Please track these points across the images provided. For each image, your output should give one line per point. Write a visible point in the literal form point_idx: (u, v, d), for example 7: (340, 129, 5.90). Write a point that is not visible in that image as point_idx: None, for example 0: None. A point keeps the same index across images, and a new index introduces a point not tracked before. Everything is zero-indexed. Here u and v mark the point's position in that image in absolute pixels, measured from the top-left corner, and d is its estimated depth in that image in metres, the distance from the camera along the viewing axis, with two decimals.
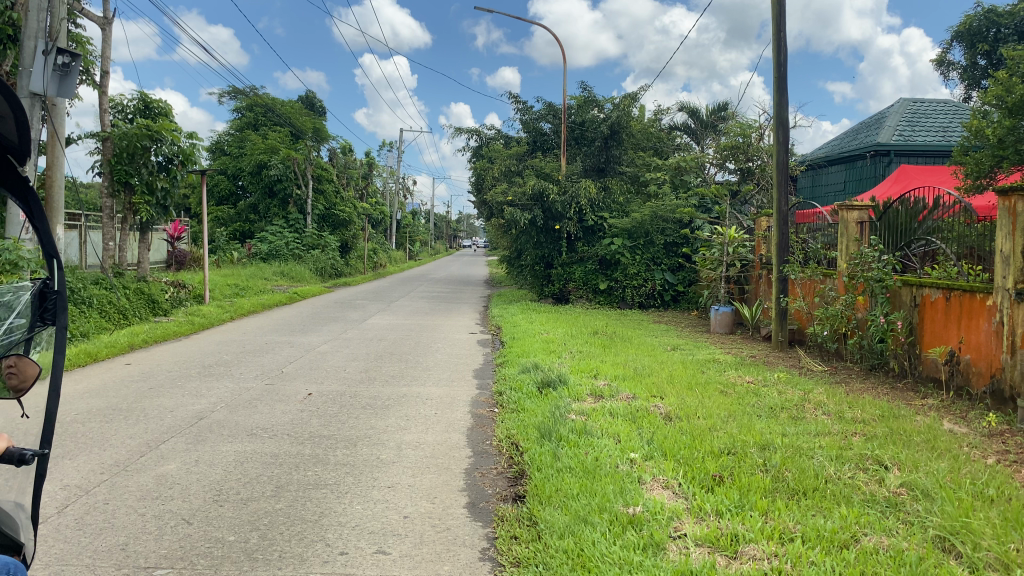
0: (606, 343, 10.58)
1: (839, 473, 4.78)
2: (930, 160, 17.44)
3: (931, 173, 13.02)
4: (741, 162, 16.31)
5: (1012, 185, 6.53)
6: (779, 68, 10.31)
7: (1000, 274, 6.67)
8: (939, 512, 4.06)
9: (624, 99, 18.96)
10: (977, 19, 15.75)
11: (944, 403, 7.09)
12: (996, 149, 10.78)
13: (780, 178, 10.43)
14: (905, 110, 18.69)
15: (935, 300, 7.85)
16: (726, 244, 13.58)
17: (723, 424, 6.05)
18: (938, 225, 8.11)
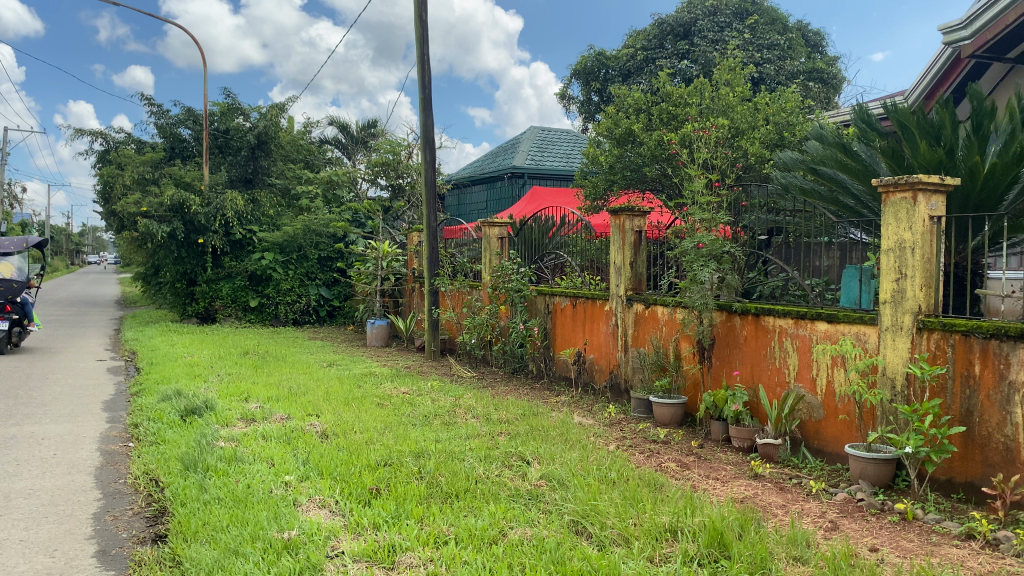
0: (258, 363, 10.11)
1: (487, 473, 5.03)
2: (556, 183, 19.39)
3: (557, 195, 14.44)
4: (392, 178, 16.77)
5: (621, 206, 7.39)
6: (424, 89, 10.71)
7: (614, 283, 7.57)
8: (572, 498, 4.45)
9: (272, 109, 18.45)
10: (590, 59, 17.72)
11: (574, 398, 7.86)
12: (608, 174, 12.12)
13: (428, 195, 10.80)
14: (536, 137, 20.59)
15: (563, 307, 8.70)
16: (380, 259, 13.72)
17: (379, 436, 6.08)
18: (566, 240, 8.93)
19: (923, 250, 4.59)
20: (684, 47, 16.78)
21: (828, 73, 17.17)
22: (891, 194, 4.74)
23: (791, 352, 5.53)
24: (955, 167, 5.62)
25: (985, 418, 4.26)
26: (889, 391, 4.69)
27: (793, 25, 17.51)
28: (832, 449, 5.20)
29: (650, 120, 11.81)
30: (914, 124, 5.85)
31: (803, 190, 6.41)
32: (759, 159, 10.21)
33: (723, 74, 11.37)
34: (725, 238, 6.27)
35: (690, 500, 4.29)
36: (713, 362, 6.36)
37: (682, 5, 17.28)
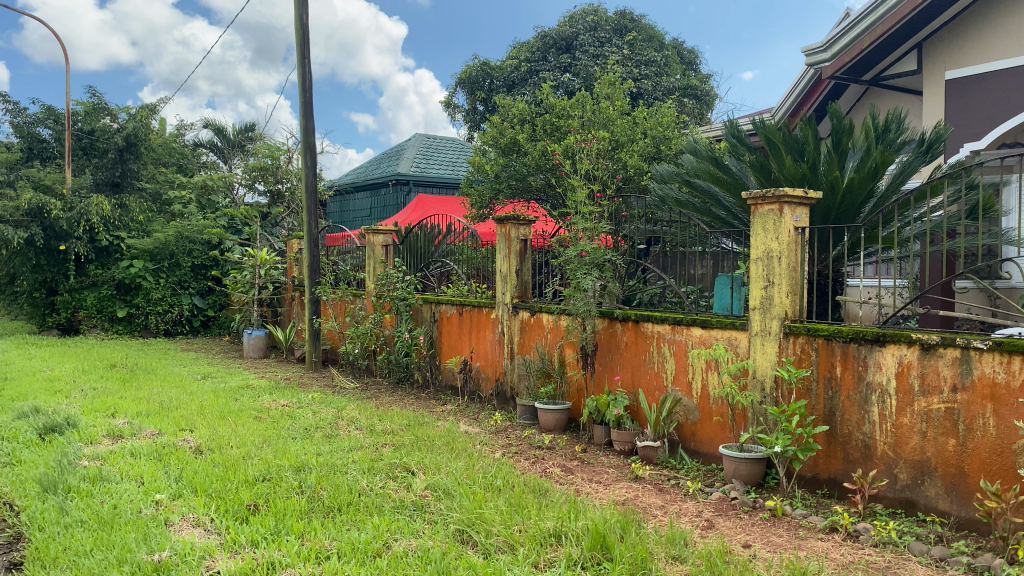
0: (125, 376, 9.58)
1: (370, 485, 4.94)
2: (441, 191, 19.37)
3: (442, 203, 14.40)
4: (270, 184, 16.30)
5: (506, 214, 7.45)
6: (305, 93, 10.47)
7: (500, 291, 7.62)
8: (457, 507, 4.43)
9: (141, 110, 17.58)
10: (475, 69, 17.79)
11: (460, 407, 7.85)
12: (493, 183, 12.16)
13: (309, 202, 10.55)
14: (420, 145, 20.52)
15: (450, 315, 8.69)
16: (258, 267, 13.27)
17: (257, 451, 5.87)
18: (452, 248, 8.92)
19: (789, 259, 4.84)
20: (566, 60, 17.13)
21: (702, 90, 17.92)
22: (760, 206, 4.98)
23: (669, 356, 5.72)
24: (817, 181, 5.97)
25: (845, 418, 4.54)
26: (760, 393, 4.93)
27: (670, 43, 18.19)
28: (707, 450, 5.40)
29: (534, 131, 11.97)
30: (781, 140, 6.17)
31: (678, 202, 6.65)
32: (638, 171, 10.52)
33: (603, 87, 11.65)
34: (605, 247, 6.42)
35: (573, 505, 4.36)
36: (595, 368, 6.50)
37: (564, 19, 17.65)
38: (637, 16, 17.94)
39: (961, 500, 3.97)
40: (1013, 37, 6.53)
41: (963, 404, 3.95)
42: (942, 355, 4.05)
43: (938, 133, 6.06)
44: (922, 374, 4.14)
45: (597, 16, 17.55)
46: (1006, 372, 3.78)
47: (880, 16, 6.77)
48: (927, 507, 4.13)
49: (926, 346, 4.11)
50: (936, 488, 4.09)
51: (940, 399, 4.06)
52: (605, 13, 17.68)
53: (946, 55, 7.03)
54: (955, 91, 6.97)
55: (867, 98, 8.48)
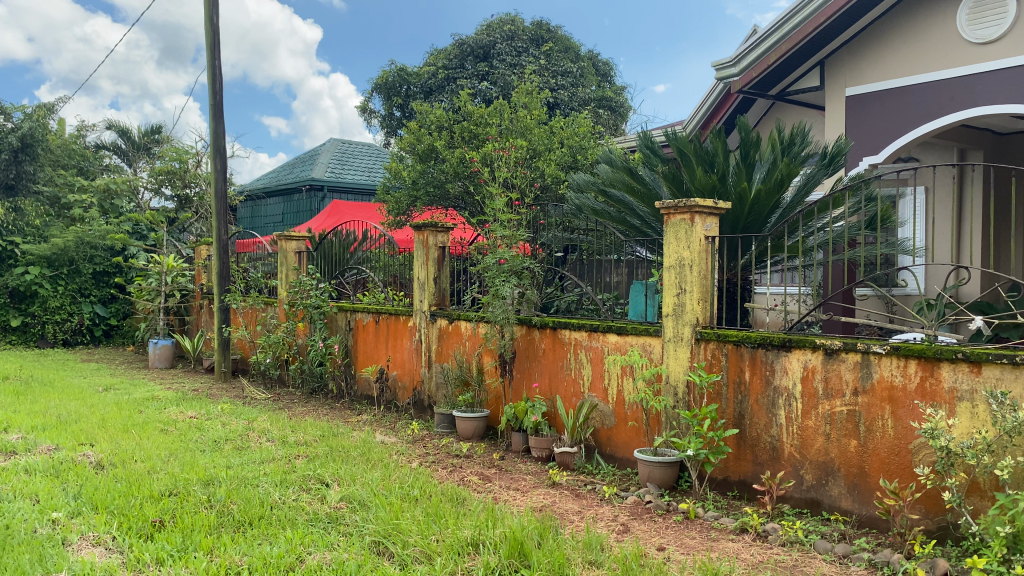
0: (19, 389, 9.08)
1: (283, 498, 4.81)
2: (357, 197, 19.12)
3: (358, 208, 14.20)
4: (178, 188, 15.77)
5: (424, 221, 7.40)
6: (215, 95, 10.19)
7: (417, 298, 7.56)
8: (373, 518, 4.36)
9: (38, 109, 16.75)
10: (392, 74, 17.64)
11: (376, 417, 7.74)
12: (411, 190, 12.07)
13: (219, 207, 10.26)
14: (335, 149, 20.21)
15: (365, 324, 8.57)
16: (164, 274, 12.79)
17: (163, 464, 5.64)
18: (368, 255, 8.81)
19: (700, 268, 4.97)
20: (483, 69, 17.19)
21: (616, 101, 18.27)
22: (672, 216, 5.08)
23: (585, 363, 5.78)
24: (726, 192, 6.16)
25: (754, 421, 4.68)
26: (672, 398, 5.03)
27: (585, 54, 18.47)
28: (623, 454, 5.48)
29: (451, 138, 11.95)
30: (692, 151, 6.34)
31: (594, 211, 6.73)
32: (554, 179, 10.63)
33: (520, 96, 11.73)
34: (524, 255, 6.47)
35: (491, 513, 4.35)
36: (513, 375, 6.52)
37: (481, 28, 17.70)
38: (553, 27, 18.15)
39: (862, 499, 4.14)
40: (906, 57, 6.89)
41: (864, 407, 4.13)
42: (844, 359, 4.22)
43: (839, 148, 6.33)
44: (826, 378, 4.31)
45: (514, 25, 17.67)
46: (902, 376, 3.97)
47: (786, 34, 7.09)
48: (831, 506, 4.29)
49: (829, 350, 4.28)
50: (839, 487, 4.25)
51: (843, 402, 4.23)
52: (522, 22, 17.80)
53: (845, 72, 7.37)
54: (854, 108, 7.31)
55: (774, 113, 8.81)
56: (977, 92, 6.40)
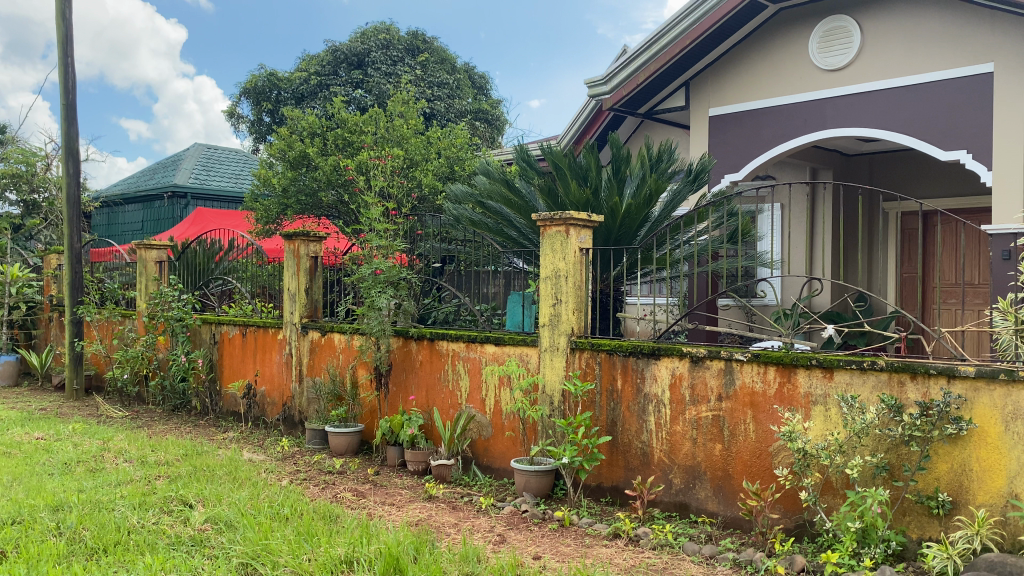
0: None
1: (142, 522, 4.52)
2: (223, 205, 18.40)
3: (225, 216, 13.65)
4: (25, 193, 14.69)
5: (296, 230, 7.17)
6: (67, 95, 9.55)
7: (287, 310, 7.31)
8: (241, 539, 4.17)
9: None
10: (261, 79, 17.01)
11: (244, 434, 7.44)
12: (281, 198, 11.71)
13: (72, 214, 9.61)
14: (200, 155, 19.38)
15: (232, 337, 8.23)
16: (8, 284, 11.85)
17: (5, 491, 5.20)
18: (235, 265, 8.48)
19: (575, 279, 5.06)
20: (357, 76, 16.94)
21: (492, 114, 18.41)
22: (548, 228, 5.15)
23: (463, 374, 5.76)
24: (599, 206, 6.31)
25: (626, 427, 4.80)
26: (548, 406, 5.08)
27: (461, 66, 18.52)
28: (500, 465, 5.49)
29: (324, 145, 11.68)
30: (567, 165, 6.44)
31: (472, 222, 6.73)
32: (431, 190, 10.59)
33: (396, 105, 11.61)
34: (401, 265, 6.39)
35: (365, 529, 4.25)
36: (389, 388, 6.42)
37: (355, 35, 17.45)
38: (429, 38, 18.11)
39: (727, 500, 4.31)
40: (764, 81, 7.29)
41: (728, 412, 4.31)
42: (709, 366, 4.40)
43: (703, 165, 6.62)
44: (692, 384, 4.47)
45: (389, 34, 17.50)
46: (763, 382, 4.18)
47: (654, 54, 7.34)
48: (698, 509, 4.44)
49: (696, 358, 4.44)
50: (705, 490, 4.41)
51: (708, 407, 4.40)
52: (397, 32, 17.67)
53: (708, 93, 7.70)
54: (717, 127, 7.65)
55: (643, 130, 9.16)
56: (827, 116, 6.85)
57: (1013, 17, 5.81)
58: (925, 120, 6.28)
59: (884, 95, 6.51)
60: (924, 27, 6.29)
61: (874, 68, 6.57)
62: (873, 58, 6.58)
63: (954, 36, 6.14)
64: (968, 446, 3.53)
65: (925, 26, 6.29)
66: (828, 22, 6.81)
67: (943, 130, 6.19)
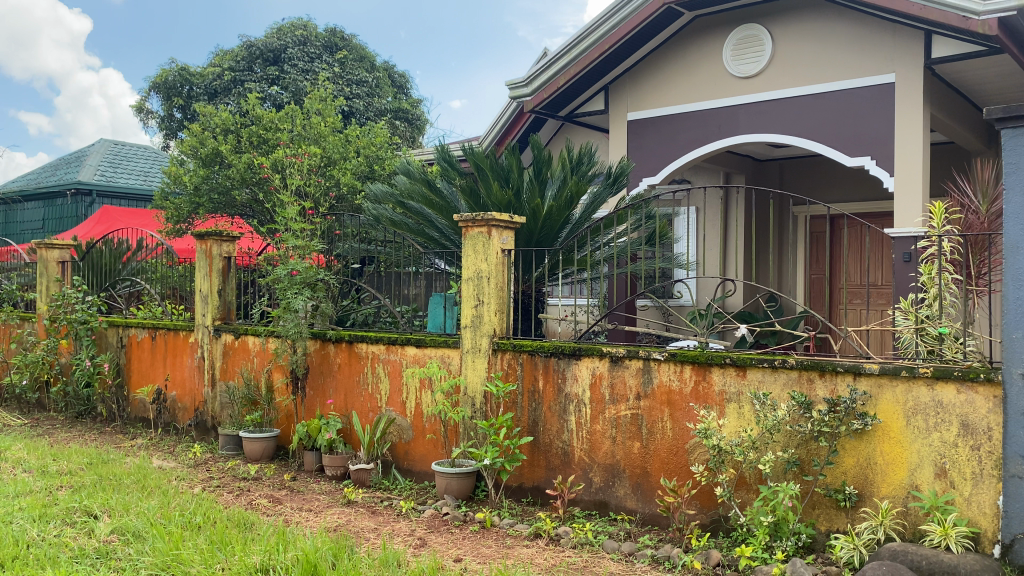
0: None
1: (42, 535, 4.29)
2: (131, 203, 17.69)
3: (133, 215, 13.12)
4: None
5: (208, 230, 6.94)
6: None
7: (199, 312, 7.07)
8: (150, 550, 4.00)
9: None
10: (171, 73, 16.42)
11: (153, 441, 7.15)
12: (192, 196, 11.33)
13: None
14: (106, 151, 18.60)
15: (140, 340, 7.91)
16: None
17: None
18: (144, 266, 8.16)
19: (497, 280, 5.05)
20: (273, 73, 16.58)
21: (412, 114, 18.27)
22: (469, 229, 5.12)
23: (382, 377, 5.68)
24: (520, 208, 6.32)
25: (546, 428, 4.82)
26: (470, 408, 5.04)
27: (381, 65, 18.31)
28: (421, 468, 5.44)
29: (238, 143, 11.36)
30: (488, 166, 6.42)
31: (392, 222, 6.65)
32: (350, 189, 10.42)
33: (313, 102, 11.38)
34: (318, 266, 6.27)
35: (282, 536, 4.13)
36: (306, 392, 6.28)
37: (270, 31, 17.06)
38: (348, 35, 17.83)
39: (645, 498, 4.37)
40: (680, 87, 7.43)
41: (646, 410, 4.38)
42: (628, 366, 4.45)
43: (622, 168, 6.71)
44: (611, 384, 4.52)
45: (306, 31, 17.16)
46: (679, 380, 4.25)
47: (574, 58, 7.39)
48: (617, 507, 4.49)
49: (615, 358, 4.49)
50: (624, 488, 4.46)
51: (627, 406, 4.46)
52: (315, 28, 17.34)
53: (626, 97, 7.81)
54: (635, 131, 7.76)
55: (563, 133, 9.23)
56: (740, 121, 7.03)
57: (912, 31, 6.09)
58: (832, 127, 6.52)
59: (793, 102, 6.72)
60: (830, 37, 6.53)
61: (784, 76, 6.79)
62: (783, 67, 6.79)
63: (858, 47, 6.39)
64: (873, 440, 3.68)
65: (831, 36, 6.53)
66: (741, 30, 7.00)
67: (849, 137, 6.43)
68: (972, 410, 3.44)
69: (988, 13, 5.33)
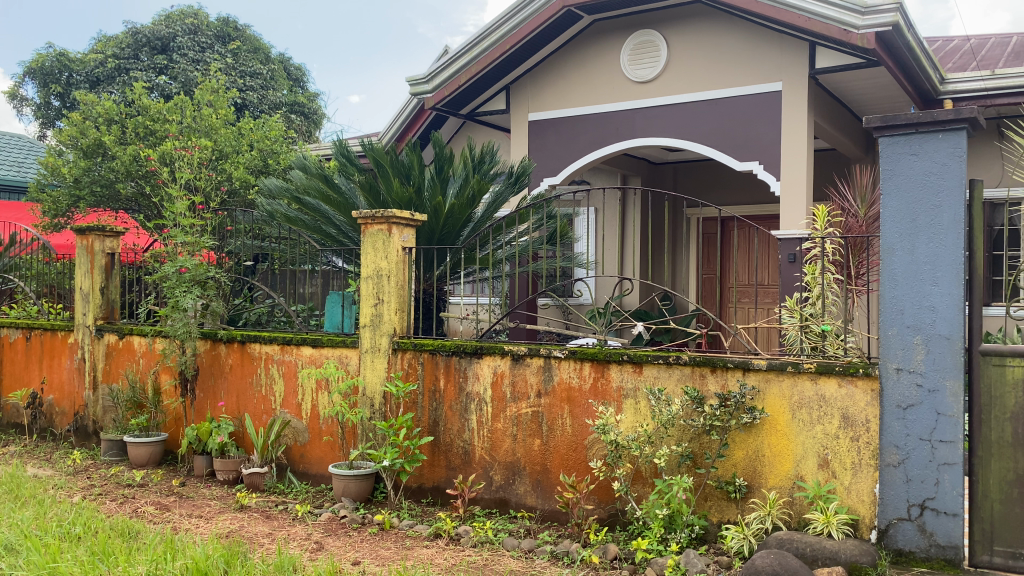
0: None
1: None
2: (3, 196, 16.58)
3: (6, 208, 12.31)
4: None
5: (90, 224, 6.62)
6: None
7: (79, 311, 6.70)
8: (24, 564, 3.75)
9: None
10: (48, 59, 15.46)
11: (27, 448, 6.73)
12: (72, 188, 10.64)
13: None
14: None
15: (13, 341, 7.43)
16: None
17: None
18: (17, 262, 7.66)
19: (397, 279, 4.98)
20: (161, 62, 15.91)
21: (309, 107, 17.84)
22: (369, 226, 5.03)
23: (277, 378, 5.53)
24: (422, 205, 6.25)
25: (447, 427, 4.79)
26: (369, 409, 4.96)
27: (276, 56, 17.82)
28: (317, 471, 5.31)
29: (123, 134, 10.84)
30: (388, 162, 6.31)
31: (287, 218, 6.47)
32: (243, 184, 10.08)
33: (204, 93, 10.95)
34: (208, 263, 6.04)
35: (170, 544, 3.95)
36: (195, 395, 6.04)
37: (158, 18, 16.35)
38: (241, 26, 17.28)
39: (545, 494, 4.41)
40: (580, 88, 7.53)
41: (546, 407, 4.41)
42: (529, 364, 4.48)
43: (523, 167, 6.74)
44: (513, 382, 4.53)
45: (197, 19, 16.52)
46: (578, 377, 4.30)
47: (475, 57, 7.39)
48: (517, 504, 4.51)
49: (516, 356, 4.51)
50: (524, 485, 4.48)
51: (527, 404, 4.48)
52: (206, 17, 16.72)
53: (527, 98, 7.86)
54: (535, 131, 7.81)
55: (464, 131, 9.21)
56: (637, 124, 7.19)
57: (797, 41, 6.37)
58: (724, 132, 6.74)
59: (687, 106, 6.91)
60: (722, 44, 6.75)
61: (679, 81, 6.97)
62: (678, 72, 6.98)
63: (748, 55, 6.63)
64: (761, 433, 3.81)
65: (722, 43, 6.75)
66: (638, 35, 7.15)
67: (739, 142, 6.66)
68: (851, 404, 3.62)
69: (866, 27, 5.63)
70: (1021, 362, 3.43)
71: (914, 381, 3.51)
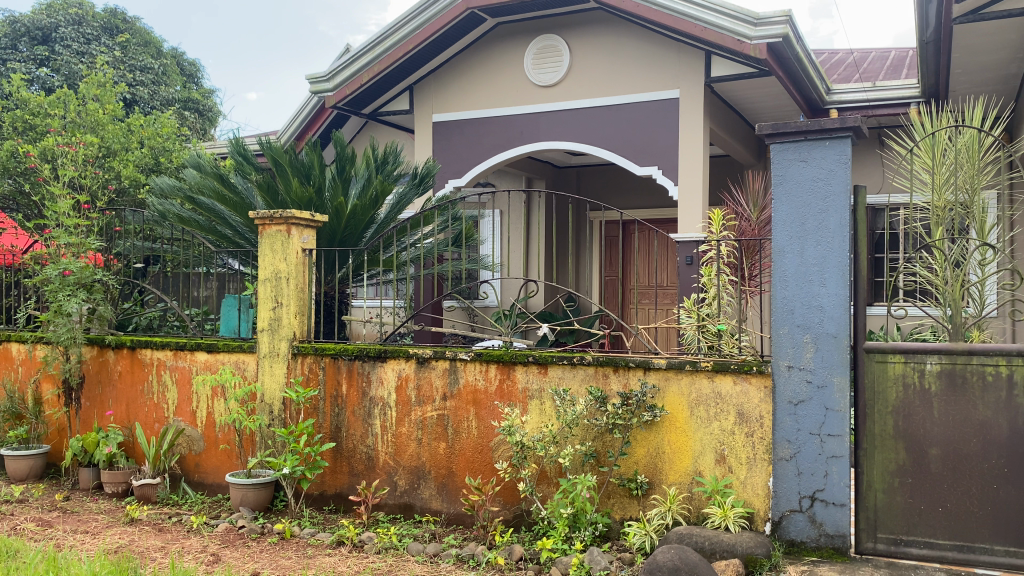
0: None
1: None
2: None
3: None
4: None
5: None
6: None
7: None
8: None
9: None
10: None
11: None
12: None
13: None
14: None
15: None
16: None
17: None
18: None
19: (297, 281, 4.87)
20: (41, 53, 15.10)
21: (203, 104, 17.23)
22: (267, 227, 4.89)
23: (170, 385, 5.30)
24: (323, 206, 6.12)
25: (350, 433, 4.70)
26: (268, 415, 4.83)
27: (169, 51, 17.12)
28: (213, 480, 5.13)
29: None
30: (287, 161, 6.14)
31: (180, 218, 6.23)
32: (132, 182, 9.64)
33: (90, 87, 10.42)
34: (95, 265, 5.73)
35: (53, 562, 3.73)
36: (81, 404, 5.73)
37: (38, 7, 15.57)
38: (130, 18, 16.58)
39: (450, 497, 4.39)
40: (483, 90, 7.53)
41: (451, 410, 4.39)
42: (434, 367, 4.45)
43: (427, 169, 6.69)
44: (418, 385, 4.49)
45: (81, 9, 15.83)
46: (484, 379, 4.30)
47: (377, 56, 7.31)
48: (422, 508, 4.47)
49: (421, 359, 4.47)
50: (429, 489, 4.45)
51: (432, 407, 4.45)
52: (91, 7, 15.98)
53: (430, 99, 7.81)
54: (439, 132, 7.77)
55: (366, 131, 9.08)
56: (540, 127, 7.25)
57: (694, 50, 6.56)
58: (624, 136, 6.87)
59: (589, 110, 7.02)
60: (622, 50, 6.89)
61: (581, 85, 7.07)
62: (580, 76, 7.08)
63: (647, 61, 6.79)
64: (661, 431, 3.90)
65: (623, 49, 6.89)
66: (541, 40, 7.22)
67: (639, 146, 6.80)
68: (746, 401, 3.75)
69: (758, 38, 5.85)
70: (901, 358, 3.62)
71: (805, 378, 3.66)
